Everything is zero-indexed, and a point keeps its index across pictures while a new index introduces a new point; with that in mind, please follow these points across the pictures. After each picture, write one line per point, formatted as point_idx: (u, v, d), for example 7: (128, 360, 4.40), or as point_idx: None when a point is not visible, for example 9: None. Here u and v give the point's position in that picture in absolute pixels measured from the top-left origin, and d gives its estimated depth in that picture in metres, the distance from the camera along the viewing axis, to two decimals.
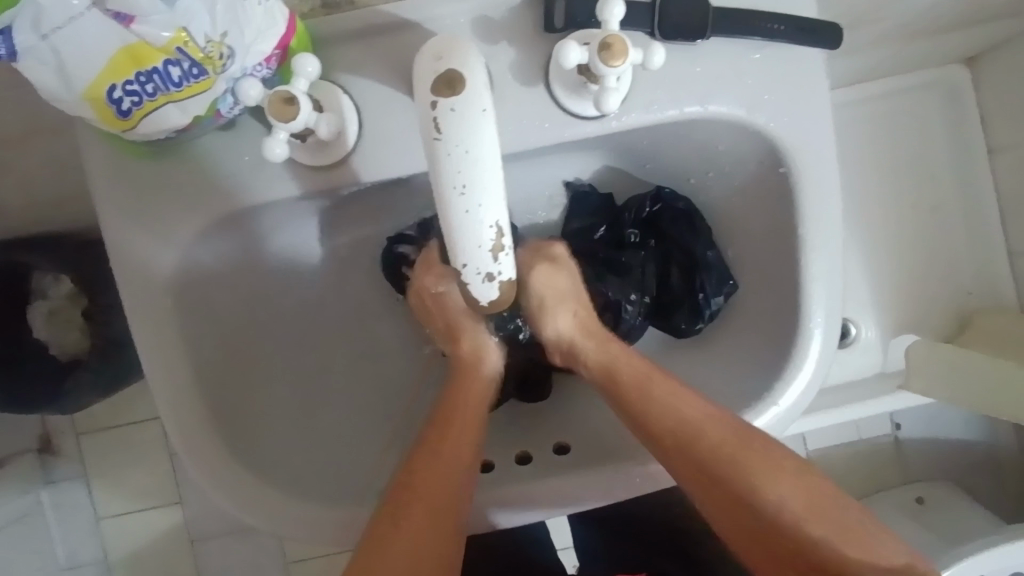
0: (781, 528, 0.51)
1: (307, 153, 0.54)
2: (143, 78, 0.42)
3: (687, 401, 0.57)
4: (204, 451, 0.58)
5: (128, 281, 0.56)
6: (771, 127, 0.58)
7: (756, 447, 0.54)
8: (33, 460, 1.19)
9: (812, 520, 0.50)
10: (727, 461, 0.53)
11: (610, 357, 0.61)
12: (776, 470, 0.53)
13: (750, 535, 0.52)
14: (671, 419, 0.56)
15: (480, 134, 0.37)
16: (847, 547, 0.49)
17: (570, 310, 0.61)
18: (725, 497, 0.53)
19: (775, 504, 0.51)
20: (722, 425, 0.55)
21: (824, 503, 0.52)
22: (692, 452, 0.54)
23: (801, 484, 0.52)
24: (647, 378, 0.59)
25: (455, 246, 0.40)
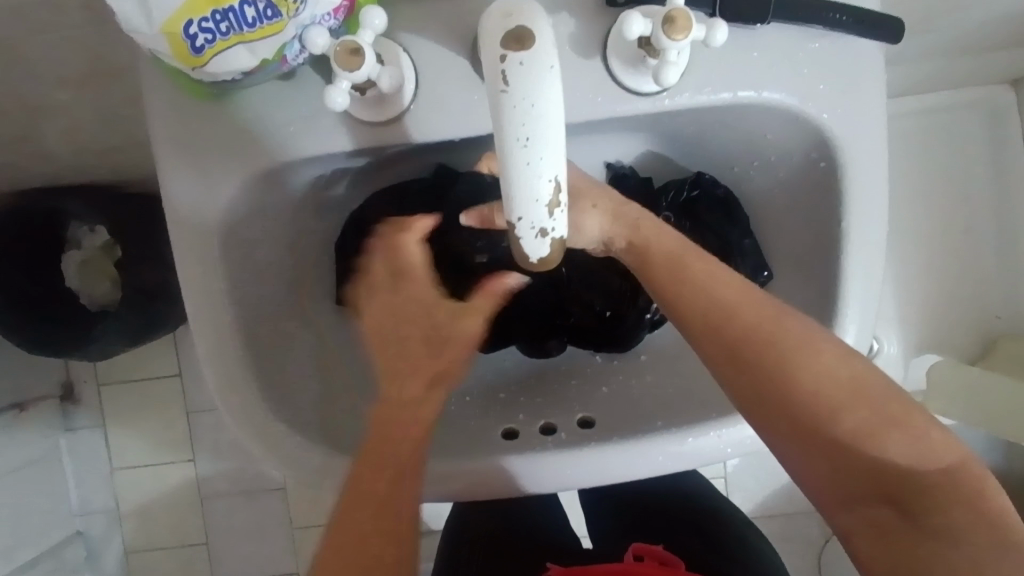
0: (818, 416, 0.49)
1: (364, 108, 0.55)
2: (219, 16, 0.43)
3: (721, 278, 0.53)
4: (237, 394, 0.60)
5: (182, 226, 0.58)
6: (824, 118, 0.58)
7: (793, 333, 0.50)
8: (56, 406, 1.22)
9: (853, 408, 0.48)
10: (762, 346, 0.50)
11: (643, 238, 0.56)
12: (816, 353, 0.50)
13: (780, 424, 0.50)
14: (703, 301, 0.53)
15: (547, 90, 0.38)
16: (885, 440, 0.48)
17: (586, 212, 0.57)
18: (759, 386, 0.50)
19: (811, 391, 0.49)
20: (756, 310, 0.52)
21: (870, 390, 0.49)
22: (721, 333, 0.52)
23: (845, 368, 0.49)
24: (680, 262, 0.55)
25: (511, 199, 0.40)
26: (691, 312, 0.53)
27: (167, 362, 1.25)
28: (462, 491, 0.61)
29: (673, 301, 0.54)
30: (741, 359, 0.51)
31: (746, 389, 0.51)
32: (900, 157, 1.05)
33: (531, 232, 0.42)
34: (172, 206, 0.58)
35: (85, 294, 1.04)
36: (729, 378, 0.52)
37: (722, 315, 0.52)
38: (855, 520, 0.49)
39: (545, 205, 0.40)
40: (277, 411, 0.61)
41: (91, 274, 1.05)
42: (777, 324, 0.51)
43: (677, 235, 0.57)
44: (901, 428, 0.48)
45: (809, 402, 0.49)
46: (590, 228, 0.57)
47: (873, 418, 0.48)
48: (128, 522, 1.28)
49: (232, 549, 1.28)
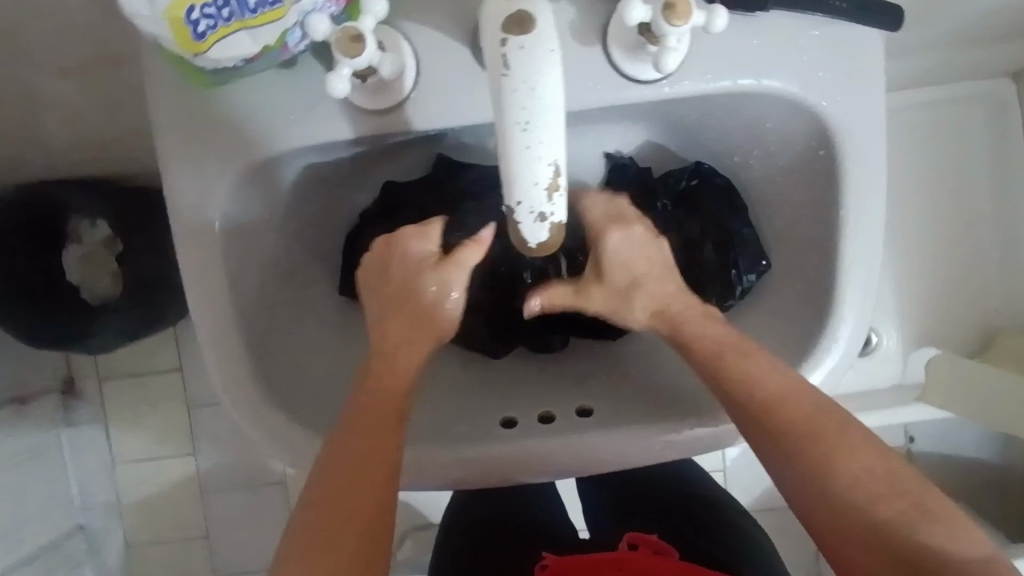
0: (871, 507, 0.49)
1: (364, 95, 0.55)
2: (221, 1, 0.43)
3: (776, 369, 0.55)
4: (238, 381, 0.60)
5: (183, 213, 0.59)
6: (824, 106, 0.58)
7: (837, 426, 0.52)
8: (57, 399, 1.22)
9: (894, 507, 0.49)
10: (807, 433, 0.52)
11: (693, 327, 0.58)
12: (859, 450, 0.51)
13: (832, 517, 0.50)
14: (752, 386, 0.55)
15: (546, 74, 0.38)
16: (938, 535, 0.48)
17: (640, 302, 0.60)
18: (811, 475, 0.51)
19: (862, 482, 0.50)
20: (803, 399, 0.54)
21: (916, 487, 0.50)
22: (769, 420, 0.53)
23: (891, 464, 0.51)
24: (731, 350, 0.57)
25: (510, 183, 0.41)
26: (741, 400, 0.55)
27: (169, 356, 1.25)
28: (462, 478, 0.62)
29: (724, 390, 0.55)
30: (793, 448, 0.52)
31: (788, 475, 0.52)
32: (900, 149, 1.05)
33: (530, 217, 0.42)
34: (175, 195, 0.59)
35: (87, 288, 1.04)
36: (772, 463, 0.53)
37: (774, 403, 0.54)
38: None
39: (544, 189, 0.40)
40: (277, 399, 0.61)
41: (92, 268, 1.04)
42: (828, 416, 0.53)
43: (724, 328, 0.58)
44: (951, 525, 0.48)
45: (861, 494, 0.50)
46: (632, 317, 0.61)
47: (923, 514, 0.49)
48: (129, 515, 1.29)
49: (233, 543, 1.28)
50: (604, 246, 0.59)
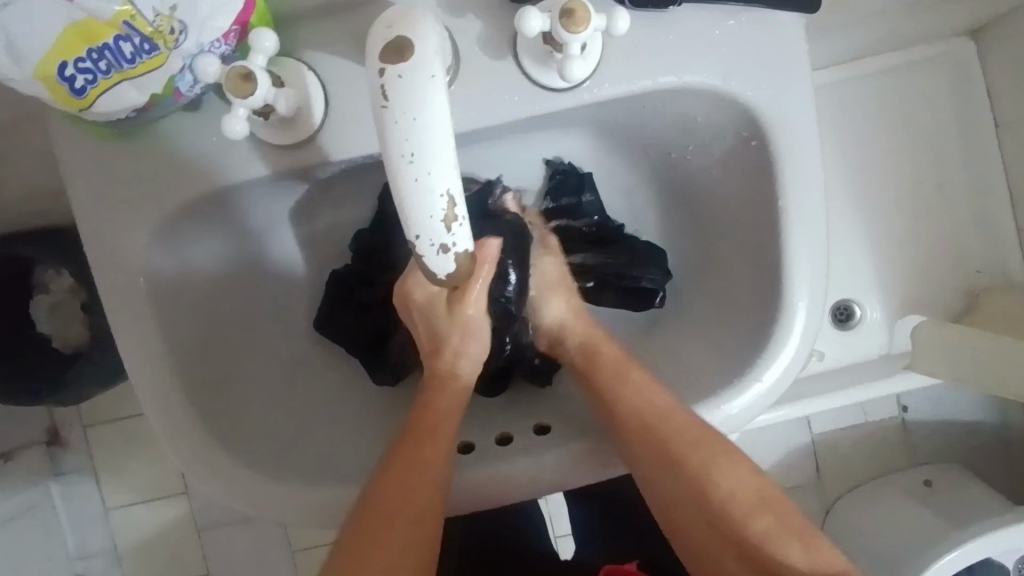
0: (729, 517, 0.52)
1: (272, 131, 0.54)
2: (95, 54, 0.41)
3: (655, 388, 0.58)
4: (178, 435, 0.57)
5: (105, 268, 0.57)
6: (749, 96, 0.56)
7: (715, 437, 0.55)
8: (42, 452, 1.21)
9: (757, 515, 0.52)
10: (687, 445, 0.54)
11: (592, 340, 0.63)
12: (732, 462, 0.54)
13: (698, 525, 0.53)
14: (638, 403, 0.57)
15: (428, 103, 0.36)
16: (787, 546, 0.51)
17: (559, 297, 0.65)
18: (679, 488, 0.55)
19: (725, 498, 0.53)
20: (686, 414, 0.56)
21: (776, 505, 0.53)
22: (653, 437, 0.55)
23: (754, 480, 0.54)
24: (623, 366, 0.60)
25: (406, 217, 0.39)
26: (627, 421, 0.57)
27: None
28: None
29: (611, 411, 0.58)
30: (666, 462, 0.55)
31: (665, 491, 0.55)
32: (854, 123, 1.04)
33: (432, 249, 0.40)
34: (95, 249, 0.57)
35: (58, 337, 1.01)
36: (654, 480, 0.56)
37: (657, 421, 0.56)
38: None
39: (440, 220, 0.39)
40: (224, 449, 0.59)
41: (62, 317, 1.02)
42: (705, 435, 0.55)
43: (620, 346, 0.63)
44: (801, 535, 0.51)
45: (724, 507, 0.53)
46: (549, 313, 0.66)
47: (775, 525, 0.52)
48: (126, 562, 1.26)
49: None
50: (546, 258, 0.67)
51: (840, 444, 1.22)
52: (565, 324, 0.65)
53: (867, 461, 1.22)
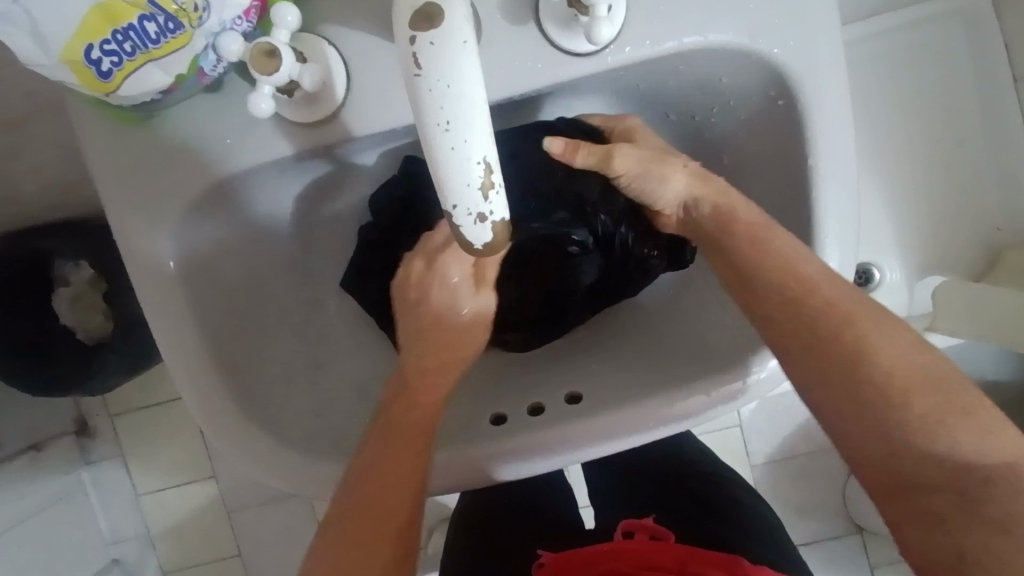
0: (886, 396, 0.46)
1: (295, 108, 0.53)
2: (121, 36, 0.41)
3: (801, 256, 0.52)
4: (215, 416, 0.58)
5: (136, 252, 0.57)
6: (776, 54, 0.55)
7: (870, 312, 0.49)
8: (72, 442, 1.23)
9: (923, 393, 0.45)
10: (840, 318, 0.49)
11: (726, 205, 0.56)
12: (891, 336, 0.48)
13: (849, 407, 0.47)
14: (780, 269, 0.52)
15: (461, 70, 0.35)
16: (951, 430, 0.44)
17: (678, 166, 0.58)
18: (826, 364, 0.48)
19: (885, 374, 0.46)
20: (833, 284, 0.50)
21: (944, 384, 0.46)
22: (800, 305, 0.50)
23: (919, 356, 0.47)
24: (758, 230, 0.54)
25: (442, 186, 0.38)
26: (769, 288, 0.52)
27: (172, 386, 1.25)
28: (457, 484, 0.60)
29: (750, 279, 0.53)
30: (811, 334, 0.49)
31: (814, 368, 0.49)
32: (874, 81, 1.02)
33: (469, 219, 0.40)
34: (125, 234, 0.57)
35: (81, 329, 1.03)
36: (798, 355, 0.50)
37: (802, 288, 0.51)
38: (909, 505, 0.45)
39: (477, 188, 0.38)
40: (259, 428, 0.59)
41: (83, 308, 1.04)
42: (860, 307, 0.49)
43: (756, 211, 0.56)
44: (975, 422, 0.44)
45: (883, 386, 0.46)
46: (669, 188, 0.59)
47: (941, 406, 0.45)
48: (160, 544, 1.30)
49: (265, 559, 1.29)
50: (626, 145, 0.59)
51: None
52: (693, 194, 0.58)
53: None
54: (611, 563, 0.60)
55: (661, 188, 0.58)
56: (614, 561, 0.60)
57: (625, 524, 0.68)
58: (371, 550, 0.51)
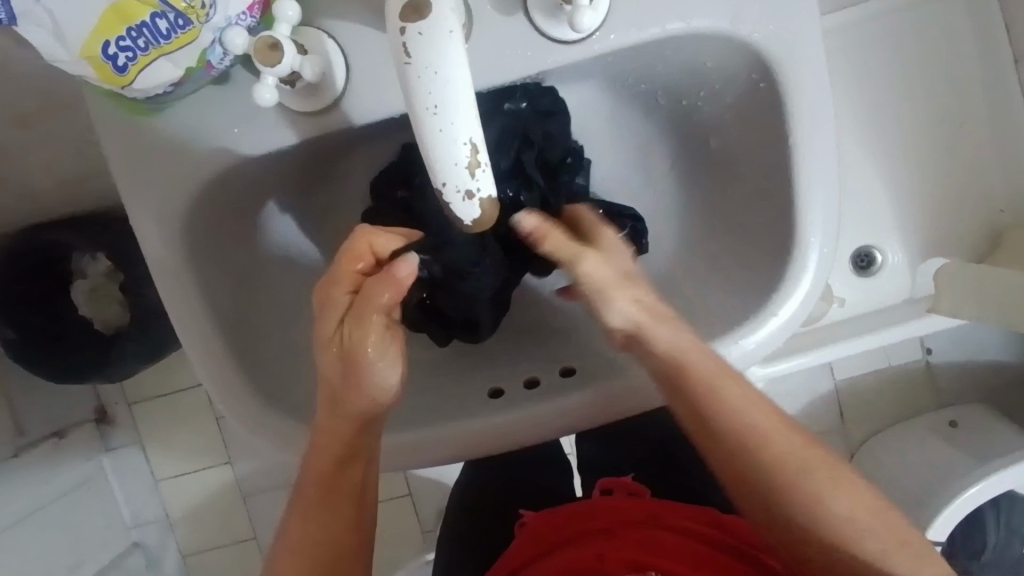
0: (803, 501, 0.55)
1: (298, 98, 0.56)
2: (135, 32, 0.44)
3: (723, 372, 0.58)
4: (228, 393, 0.62)
5: (152, 238, 0.60)
6: (756, 38, 0.58)
7: (776, 422, 0.58)
8: (93, 430, 1.27)
9: (828, 491, 0.55)
10: (752, 433, 0.57)
11: (668, 341, 0.58)
12: (796, 444, 0.57)
13: (769, 514, 0.57)
14: (707, 392, 0.57)
15: (448, 57, 0.38)
16: (897, 571, 0.53)
17: (625, 294, 0.58)
18: (746, 476, 0.57)
19: (795, 477, 0.56)
20: (749, 400, 0.58)
21: (841, 476, 0.56)
22: (721, 423, 0.58)
23: (817, 455, 0.57)
24: (685, 348, 0.58)
25: (433, 166, 0.41)
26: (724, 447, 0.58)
27: (189, 374, 1.29)
28: (459, 455, 0.63)
29: (679, 401, 0.58)
30: (731, 449, 0.57)
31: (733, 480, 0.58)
32: (868, 65, 1.04)
33: (458, 196, 0.43)
34: (140, 222, 0.60)
35: (98, 319, 1.09)
36: (723, 465, 0.59)
37: (723, 407, 0.57)
38: None
39: (465, 167, 0.41)
40: (270, 404, 0.62)
41: (100, 300, 1.09)
42: (799, 456, 0.56)
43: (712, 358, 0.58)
44: (907, 544, 0.53)
45: (794, 488, 0.55)
46: (615, 314, 0.58)
47: (846, 497, 0.55)
48: (179, 527, 1.34)
49: None
50: (591, 256, 0.58)
51: (863, 388, 1.24)
52: (639, 323, 0.58)
53: (891, 405, 1.24)
54: (589, 521, 0.70)
55: (609, 309, 0.58)
56: (593, 519, 0.70)
57: (602, 483, 0.78)
58: (333, 506, 0.60)
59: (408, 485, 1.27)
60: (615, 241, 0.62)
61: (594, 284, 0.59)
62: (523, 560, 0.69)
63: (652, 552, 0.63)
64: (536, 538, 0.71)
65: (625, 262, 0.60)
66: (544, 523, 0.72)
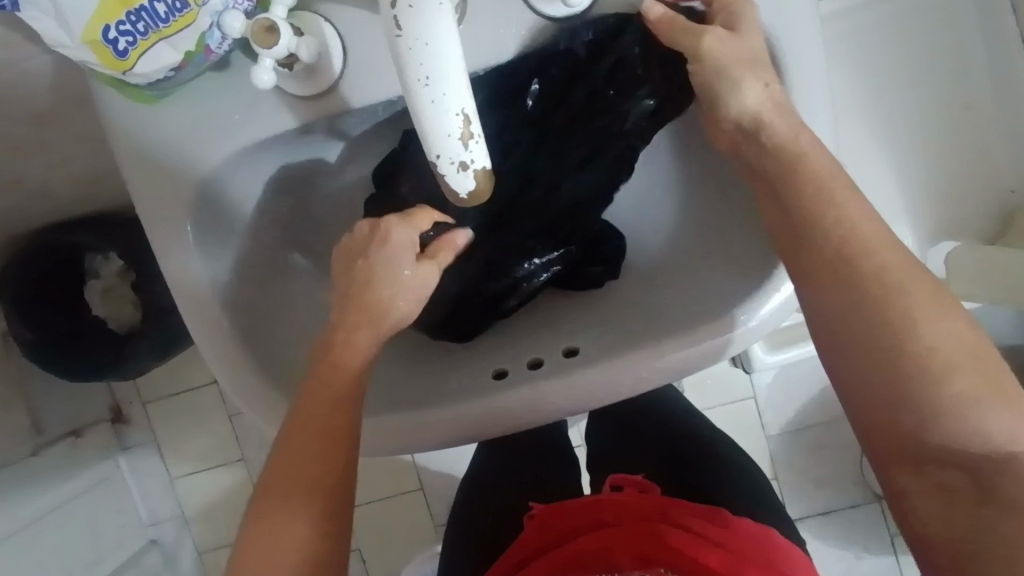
0: (929, 369, 0.47)
1: (296, 83, 0.57)
2: (134, 17, 0.45)
3: (861, 215, 0.52)
4: (235, 379, 0.63)
5: (159, 228, 0.62)
6: (748, 11, 0.58)
7: (923, 284, 0.50)
8: (109, 428, 1.29)
9: (961, 369, 0.47)
10: (892, 286, 0.50)
11: (799, 137, 0.55)
12: (943, 314, 0.49)
13: (876, 388, 0.49)
14: (837, 229, 0.52)
15: (438, 27, 0.39)
16: (989, 410, 0.46)
17: (758, 79, 0.56)
18: (860, 336, 0.50)
19: (929, 346, 0.48)
20: (893, 251, 0.51)
21: (984, 361, 0.47)
22: (846, 267, 0.51)
23: (965, 334, 0.48)
24: (824, 181, 0.53)
25: (426, 138, 0.42)
26: (816, 250, 0.52)
27: (201, 371, 1.31)
28: (466, 435, 0.63)
29: (807, 233, 0.52)
30: (850, 298, 0.50)
31: (841, 335, 0.51)
32: (870, 45, 1.03)
33: (453, 168, 0.43)
34: (147, 211, 0.62)
35: (112, 319, 1.11)
36: (835, 317, 0.51)
37: (853, 249, 0.51)
38: (925, 488, 0.48)
39: (457, 138, 0.42)
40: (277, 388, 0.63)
41: (114, 299, 1.11)
42: (943, 341, 0.48)
43: (827, 156, 0.54)
44: (1010, 396, 0.47)
45: (923, 358, 0.48)
46: (748, 97, 0.56)
47: (981, 383, 0.47)
48: (195, 525, 1.36)
49: None
50: (714, 34, 0.57)
51: None
52: (764, 114, 0.55)
53: None
54: (597, 514, 0.68)
55: (735, 96, 0.56)
56: (601, 511, 0.68)
57: (612, 480, 0.75)
58: (300, 495, 0.58)
59: (419, 481, 1.27)
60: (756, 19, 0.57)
61: (717, 73, 0.57)
62: (530, 552, 0.68)
63: (666, 552, 0.61)
64: (542, 529, 0.70)
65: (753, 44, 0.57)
66: (551, 514, 0.72)
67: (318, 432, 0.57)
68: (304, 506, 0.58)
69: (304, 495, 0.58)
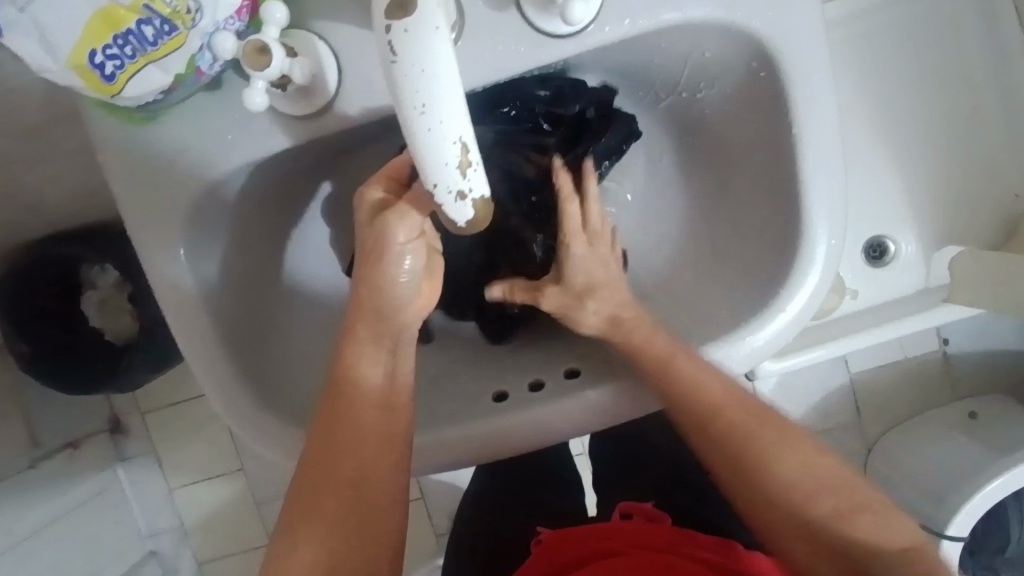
0: (797, 505, 0.55)
1: (290, 103, 0.56)
2: (121, 40, 0.44)
3: (707, 375, 0.58)
4: (230, 403, 0.61)
5: (151, 249, 0.60)
6: (755, 26, 0.56)
7: (773, 427, 0.58)
8: (107, 439, 1.28)
9: (824, 497, 0.55)
10: (748, 434, 0.58)
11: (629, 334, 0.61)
12: (792, 453, 0.57)
13: (764, 522, 0.57)
14: (694, 395, 0.58)
15: (434, 53, 0.37)
16: (859, 525, 0.54)
17: (596, 301, 0.62)
18: (739, 479, 0.58)
19: (788, 484, 0.56)
20: (739, 403, 0.59)
21: (842, 486, 0.56)
22: (711, 427, 0.59)
23: (819, 465, 0.56)
24: (672, 352, 0.59)
25: (422, 166, 0.40)
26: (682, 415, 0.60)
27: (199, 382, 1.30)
28: (466, 460, 0.62)
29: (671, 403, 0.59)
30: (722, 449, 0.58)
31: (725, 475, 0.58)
32: (874, 53, 1.02)
33: (450, 197, 0.42)
34: (139, 232, 0.60)
35: (109, 330, 1.09)
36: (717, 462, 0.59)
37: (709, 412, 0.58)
38: None
39: (455, 167, 0.40)
40: (273, 411, 0.62)
41: (111, 310, 1.09)
42: (803, 474, 0.56)
43: (665, 337, 0.60)
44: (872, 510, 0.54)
45: (789, 492, 0.55)
46: (587, 319, 0.62)
47: (844, 505, 0.55)
48: (194, 536, 1.35)
49: None
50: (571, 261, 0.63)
51: (879, 383, 1.21)
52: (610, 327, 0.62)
53: (909, 397, 1.21)
54: (605, 543, 0.67)
55: (579, 319, 0.63)
56: (607, 541, 0.67)
57: (622, 506, 0.74)
58: (328, 512, 0.55)
59: (420, 490, 1.26)
60: (583, 251, 0.63)
61: (568, 300, 0.63)
62: None
63: None
64: (551, 553, 0.69)
65: (595, 270, 0.63)
66: (559, 540, 0.70)
67: (365, 441, 0.57)
68: (331, 524, 0.55)
69: (332, 510, 0.55)
